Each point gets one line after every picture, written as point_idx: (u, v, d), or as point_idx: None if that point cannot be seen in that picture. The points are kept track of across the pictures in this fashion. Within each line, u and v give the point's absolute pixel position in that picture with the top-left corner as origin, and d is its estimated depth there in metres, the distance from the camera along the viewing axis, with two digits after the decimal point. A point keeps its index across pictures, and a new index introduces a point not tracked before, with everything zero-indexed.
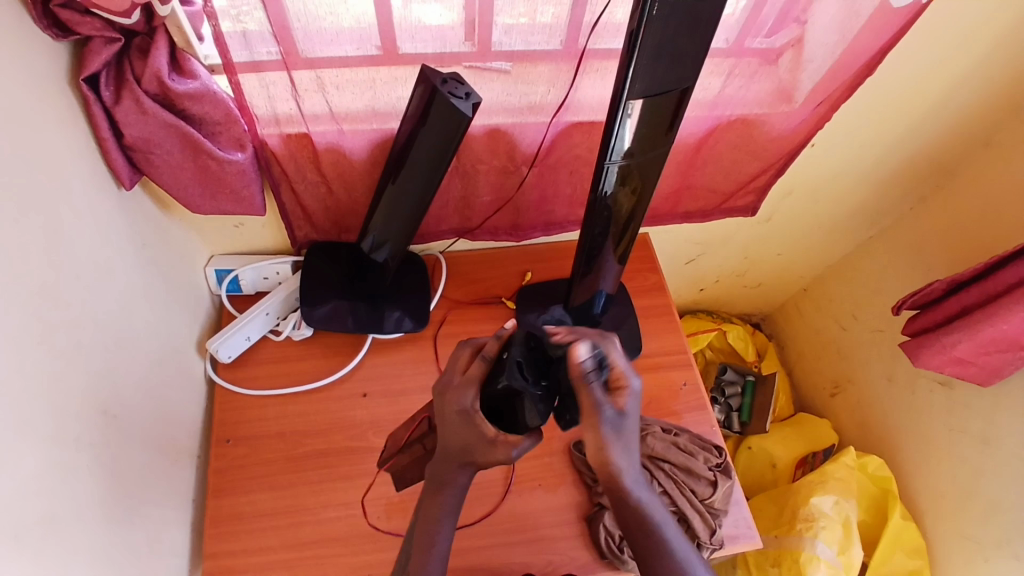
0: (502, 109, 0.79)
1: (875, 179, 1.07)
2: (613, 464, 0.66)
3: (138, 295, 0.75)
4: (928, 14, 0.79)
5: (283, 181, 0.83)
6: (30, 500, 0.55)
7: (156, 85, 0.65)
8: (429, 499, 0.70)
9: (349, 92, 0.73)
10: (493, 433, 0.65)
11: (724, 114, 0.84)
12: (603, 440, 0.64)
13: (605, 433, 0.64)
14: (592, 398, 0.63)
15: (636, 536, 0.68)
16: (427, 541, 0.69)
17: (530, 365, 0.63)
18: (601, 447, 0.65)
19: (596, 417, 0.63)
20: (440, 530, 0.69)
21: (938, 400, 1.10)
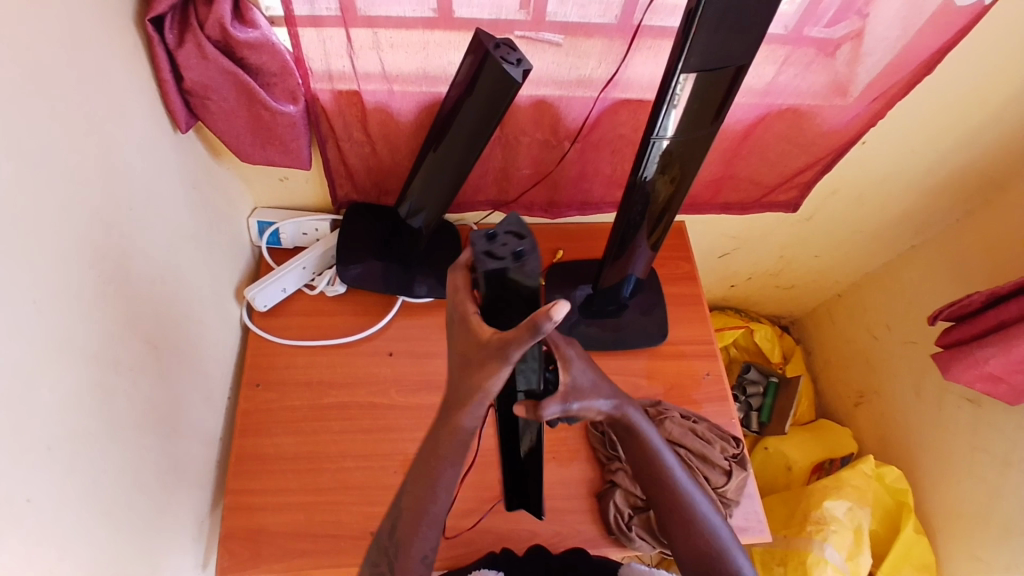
0: (551, 81, 0.79)
1: (924, 186, 1.04)
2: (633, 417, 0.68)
3: (183, 235, 0.78)
4: (998, 16, 0.76)
5: (329, 137, 0.85)
6: (71, 414, 0.58)
7: (218, 32, 0.67)
8: (423, 469, 0.59)
9: (402, 52, 0.74)
10: (484, 335, 0.48)
11: (775, 103, 0.83)
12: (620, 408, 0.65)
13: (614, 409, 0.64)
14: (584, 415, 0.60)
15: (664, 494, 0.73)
16: (420, 510, 0.61)
17: (505, 243, 0.45)
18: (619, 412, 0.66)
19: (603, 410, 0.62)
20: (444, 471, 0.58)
21: (964, 417, 1.07)
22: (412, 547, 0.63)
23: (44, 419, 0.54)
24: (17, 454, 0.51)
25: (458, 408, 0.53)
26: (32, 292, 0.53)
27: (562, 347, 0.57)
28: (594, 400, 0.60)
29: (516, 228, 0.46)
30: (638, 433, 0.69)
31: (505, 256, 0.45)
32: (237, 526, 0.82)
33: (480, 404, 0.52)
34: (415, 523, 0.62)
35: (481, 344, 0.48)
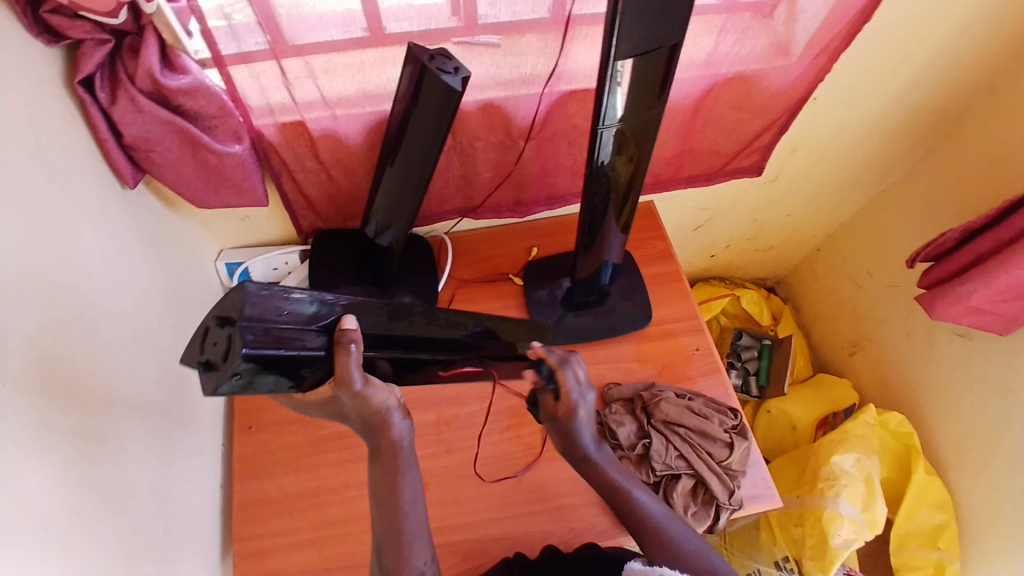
0: (494, 82, 0.78)
1: (883, 131, 1.04)
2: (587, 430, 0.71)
3: (150, 293, 0.78)
4: None
5: (283, 171, 0.84)
6: (59, 489, 0.57)
7: (149, 84, 0.66)
8: (384, 489, 0.62)
9: (339, 76, 0.73)
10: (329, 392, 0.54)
11: (720, 72, 0.82)
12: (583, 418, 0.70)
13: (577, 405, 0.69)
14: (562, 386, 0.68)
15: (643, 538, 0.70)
16: (395, 533, 0.63)
17: (213, 345, 0.45)
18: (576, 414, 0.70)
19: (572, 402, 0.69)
20: (401, 481, 0.62)
21: (956, 350, 1.08)
22: (406, 566, 0.64)
23: (31, 501, 0.54)
24: (11, 541, 0.51)
25: (380, 432, 0.59)
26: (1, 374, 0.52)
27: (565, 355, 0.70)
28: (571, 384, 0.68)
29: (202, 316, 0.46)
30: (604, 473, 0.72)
31: (225, 334, 0.45)
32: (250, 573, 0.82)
33: (391, 414, 0.58)
34: (397, 544, 0.64)
35: (338, 398, 0.54)
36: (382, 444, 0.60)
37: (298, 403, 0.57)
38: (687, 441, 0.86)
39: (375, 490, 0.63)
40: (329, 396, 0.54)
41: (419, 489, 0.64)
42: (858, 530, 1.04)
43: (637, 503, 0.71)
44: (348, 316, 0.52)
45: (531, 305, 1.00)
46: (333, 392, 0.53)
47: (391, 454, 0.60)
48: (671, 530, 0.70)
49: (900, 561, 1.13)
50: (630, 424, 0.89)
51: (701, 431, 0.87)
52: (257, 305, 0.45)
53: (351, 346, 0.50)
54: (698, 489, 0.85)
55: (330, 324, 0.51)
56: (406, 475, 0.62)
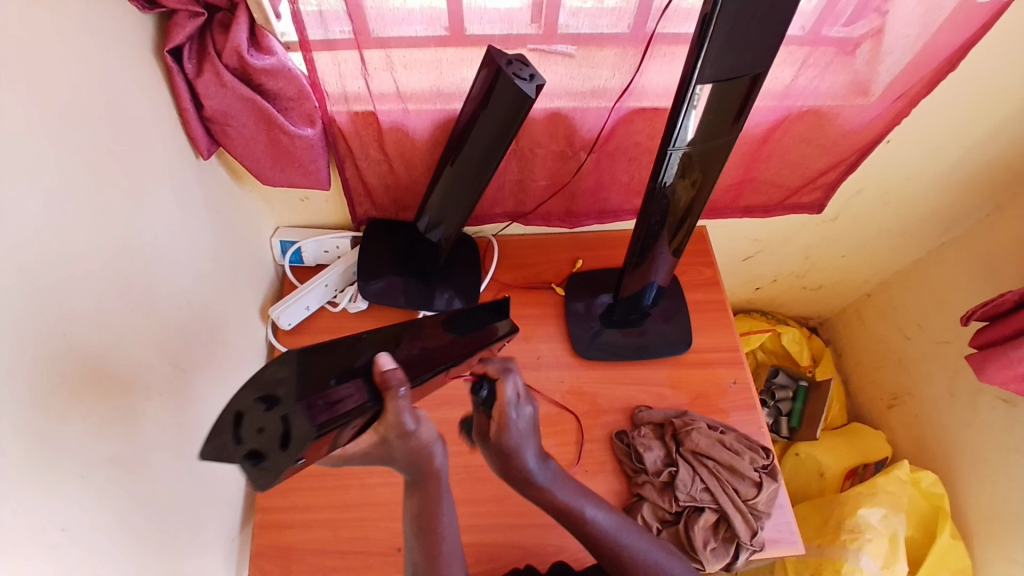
0: (564, 93, 0.79)
1: (954, 183, 1.00)
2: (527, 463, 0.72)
3: (208, 259, 0.81)
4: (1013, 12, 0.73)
5: (347, 157, 0.85)
6: (103, 438, 0.60)
7: (235, 60, 0.68)
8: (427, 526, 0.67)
9: (416, 72, 0.74)
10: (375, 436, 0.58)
11: (795, 105, 0.81)
12: (521, 441, 0.71)
13: (518, 427, 0.71)
14: (505, 399, 0.70)
15: (606, 554, 0.73)
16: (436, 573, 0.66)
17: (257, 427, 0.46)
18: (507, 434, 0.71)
19: (507, 420, 0.70)
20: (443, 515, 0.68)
21: (1000, 417, 1.03)
22: None
23: (76, 446, 0.56)
24: (51, 481, 0.53)
25: (426, 464, 0.65)
26: (64, 321, 0.55)
27: (506, 370, 0.71)
28: (518, 397, 0.71)
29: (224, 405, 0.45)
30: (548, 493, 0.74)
31: (272, 419, 0.46)
32: (266, 544, 0.84)
33: (436, 447, 0.64)
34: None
35: (386, 440, 0.59)
36: (428, 473, 0.66)
37: (344, 457, 0.61)
38: (714, 474, 0.85)
39: (415, 529, 0.68)
40: (378, 440, 0.59)
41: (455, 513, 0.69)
42: None
43: (588, 518, 0.73)
44: (382, 354, 0.54)
45: (570, 316, 1.00)
46: (381, 434, 0.58)
47: (431, 479, 0.66)
48: (634, 546, 0.73)
49: None
50: (657, 449, 0.88)
51: (730, 466, 0.85)
52: (296, 377, 0.48)
53: (400, 390, 0.53)
54: (720, 525, 0.84)
55: (365, 372, 0.54)
56: (444, 499, 0.67)
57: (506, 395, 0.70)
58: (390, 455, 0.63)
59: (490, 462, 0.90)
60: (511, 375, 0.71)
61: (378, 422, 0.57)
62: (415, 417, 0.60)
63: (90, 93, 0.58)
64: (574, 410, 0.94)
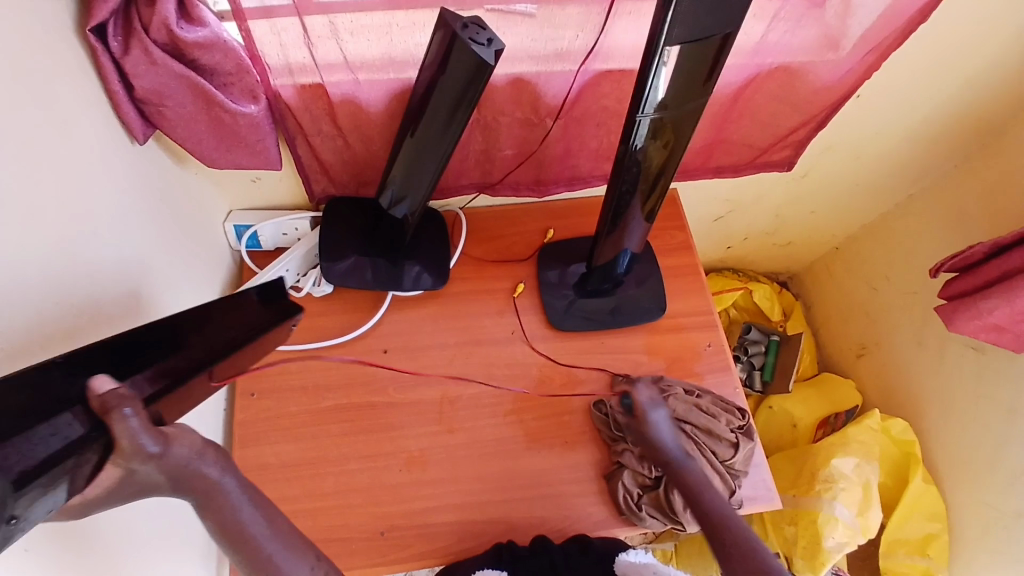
0: (527, 56, 0.74)
1: (925, 135, 0.99)
2: (669, 450, 0.79)
3: (157, 251, 0.75)
4: None
5: (298, 134, 0.80)
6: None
7: (164, 35, 0.62)
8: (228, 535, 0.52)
9: (364, 38, 0.69)
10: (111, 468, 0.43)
11: (765, 62, 0.78)
12: (655, 436, 0.80)
13: (661, 429, 0.81)
14: (638, 399, 0.84)
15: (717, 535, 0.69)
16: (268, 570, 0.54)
17: None
18: (651, 429, 0.81)
19: (647, 415, 0.82)
20: (243, 518, 0.53)
21: (968, 364, 1.06)
22: None
23: None
24: None
25: (194, 475, 0.49)
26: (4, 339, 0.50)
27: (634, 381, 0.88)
28: (653, 404, 0.84)
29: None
30: (684, 478, 0.76)
31: None
32: None
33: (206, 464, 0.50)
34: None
35: (132, 472, 0.45)
36: (206, 503, 0.50)
37: (85, 504, 0.45)
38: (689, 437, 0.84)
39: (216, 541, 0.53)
40: (118, 475, 0.44)
41: (273, 513, 0.55)
42: (852, 534, 1.05)
43: (708, 499, 0.73)
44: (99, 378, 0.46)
45: (543, 287, 0.98)
46: (122, 467, 0.44)
47: (216, 502, 0.51)
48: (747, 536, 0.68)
49: (889, 566, 1.14)
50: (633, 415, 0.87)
51: (704, 427, 0.85)
52: None
53: (125, 410, 0.44)
54: None
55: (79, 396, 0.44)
56: (247, 513, 0.53)
57: (640, 399, 0.84)
58: (148, 488, 0.47)
59: (469, 442, 0.88)
60: (640, 389, 0.86)
61: (113, 451, 0.43)
62: (159, 435, 0.46)
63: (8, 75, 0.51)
64: (552, 382, 0.93)
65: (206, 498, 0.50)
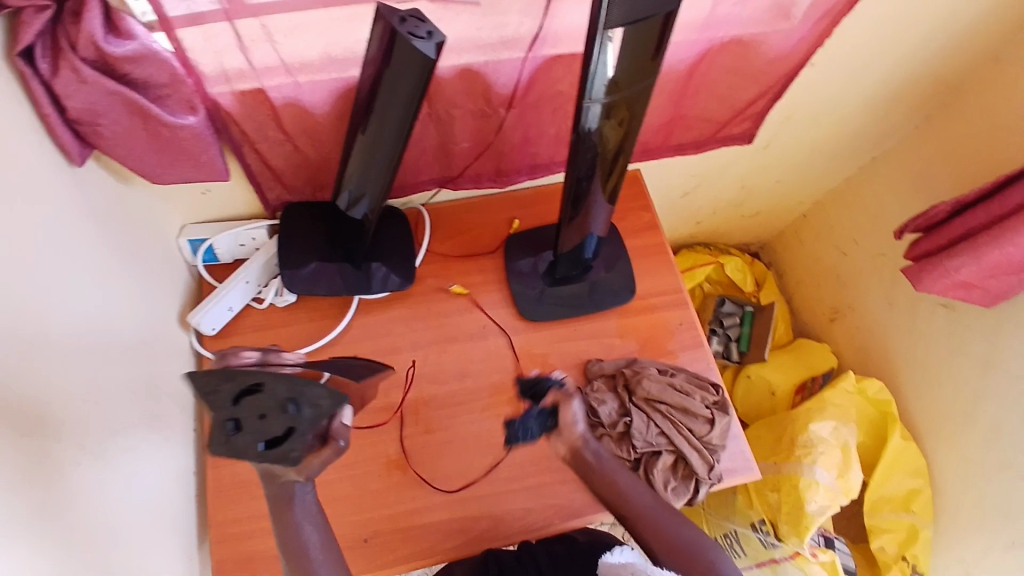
0: (473, 46, 0.72)
1: (882, 97, 0.99)
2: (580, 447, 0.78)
3: (107, 274, 0.73)
4: None
5: (245, 142, 0.77)
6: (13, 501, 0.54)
7: (93, 51, 0.59)
8: (282, 525, 0.66)
9: (302, 38, 0.66)
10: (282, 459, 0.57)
11: (717, 36, 0.76)
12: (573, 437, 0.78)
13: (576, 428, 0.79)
14: (562, 399, 0.80)
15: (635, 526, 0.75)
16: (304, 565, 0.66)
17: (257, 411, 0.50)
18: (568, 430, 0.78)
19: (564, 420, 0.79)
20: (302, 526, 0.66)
21: (940, 322, 1.08)
22: None
23: None
24: None
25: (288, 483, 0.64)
26: None
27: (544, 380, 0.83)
28: (570, 406, 0.79)
29: (282, 380, 0.50)
30: (599, 474, 0.77)
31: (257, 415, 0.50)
32: (228, 557, 0.81)
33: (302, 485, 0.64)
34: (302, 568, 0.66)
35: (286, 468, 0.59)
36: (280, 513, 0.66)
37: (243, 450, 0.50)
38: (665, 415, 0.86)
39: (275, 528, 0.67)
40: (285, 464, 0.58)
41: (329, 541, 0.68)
42: (833, 496, 1.06)
43: (625, 495, 0.76)
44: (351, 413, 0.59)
45: (513, 276, 0.97)
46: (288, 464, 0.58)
47: (288, 508, 0.65)
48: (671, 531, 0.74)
49: (873, 524, 1.15)
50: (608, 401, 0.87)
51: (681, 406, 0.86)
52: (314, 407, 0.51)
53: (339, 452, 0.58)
54: (678, 464, 0.85)
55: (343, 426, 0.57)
56: (307, 531, 0.66)
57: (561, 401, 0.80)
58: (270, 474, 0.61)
59: (448, 441, 0.88)
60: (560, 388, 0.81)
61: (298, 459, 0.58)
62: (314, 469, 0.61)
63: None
64: (527, 374, 0.92)
65: (283, 500, 0.65)
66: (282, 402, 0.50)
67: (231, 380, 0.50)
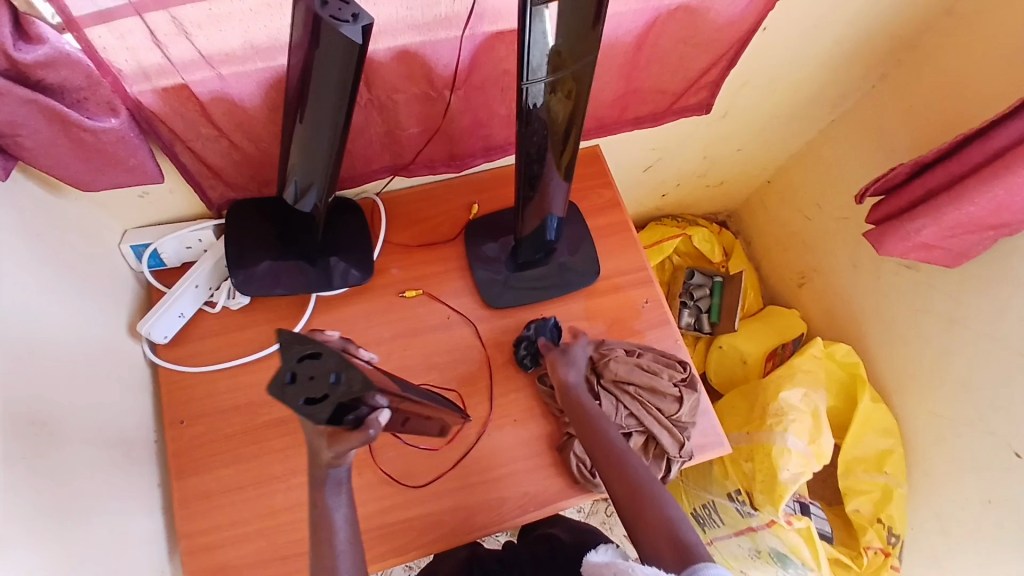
0: (405, 27, 0.68)
1: (838, 57, 0.97)
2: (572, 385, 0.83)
3: (45, 291, 0.69)
4: None
5: (176, 142, 0.73)
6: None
7: (3, 60, 0.55)
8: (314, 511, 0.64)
9: (220, 29, 0.62)
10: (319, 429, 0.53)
11: (662, 4, 0.73)
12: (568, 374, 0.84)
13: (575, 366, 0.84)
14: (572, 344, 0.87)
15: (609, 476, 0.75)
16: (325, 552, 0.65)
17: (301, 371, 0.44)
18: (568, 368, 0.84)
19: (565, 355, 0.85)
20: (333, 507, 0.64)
21: (904, 282, 1.08)
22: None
23: None
24: None
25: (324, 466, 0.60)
26: None
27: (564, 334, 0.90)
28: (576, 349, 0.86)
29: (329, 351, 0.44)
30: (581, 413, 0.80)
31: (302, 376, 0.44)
32: (200, 570, 0.79)
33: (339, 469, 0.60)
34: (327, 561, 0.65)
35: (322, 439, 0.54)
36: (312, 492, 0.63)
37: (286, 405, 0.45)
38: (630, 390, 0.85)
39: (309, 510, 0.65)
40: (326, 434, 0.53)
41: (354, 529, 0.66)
42: (806, 462, 1.07)
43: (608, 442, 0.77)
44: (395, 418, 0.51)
45: (477, 261, 0.95)
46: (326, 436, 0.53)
47: (322, 489, 0.63)
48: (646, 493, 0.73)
49: (849, 485, 1.17)
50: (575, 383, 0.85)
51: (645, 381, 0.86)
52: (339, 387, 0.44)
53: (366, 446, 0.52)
54: (649, 444, 0.85)
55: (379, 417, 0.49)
56: (339, 513, 0.64)
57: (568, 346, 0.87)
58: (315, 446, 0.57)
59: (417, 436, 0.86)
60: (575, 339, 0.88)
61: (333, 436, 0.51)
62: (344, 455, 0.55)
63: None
64: (494, 362, 0.91)
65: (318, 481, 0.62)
66: (328, 374, 0.44)
67: (300, 338, 0.44)
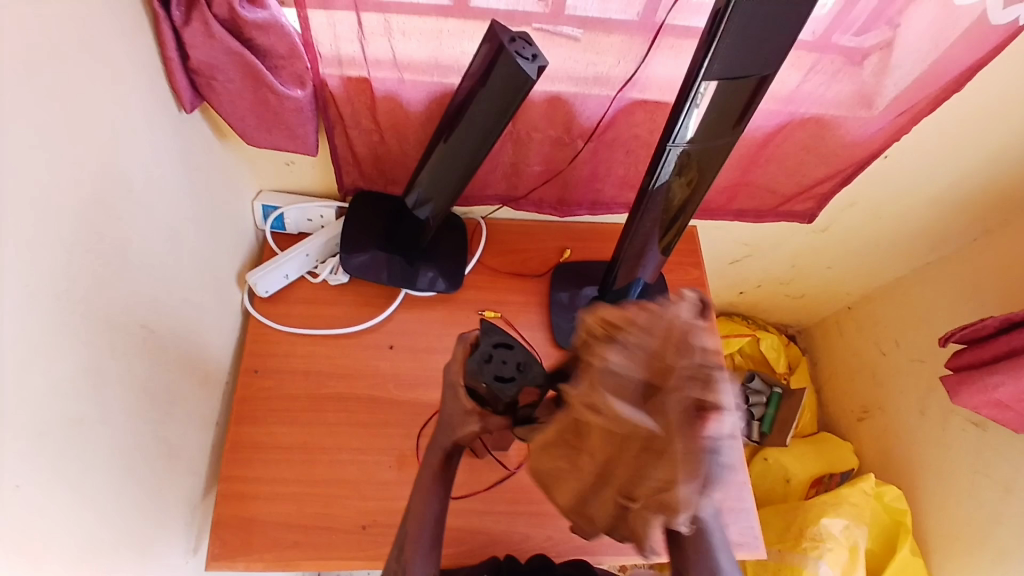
0: (566, 77, 0.76)
1: (946, 202, 1.00)
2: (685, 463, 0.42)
3: (184, 217, 0.77)
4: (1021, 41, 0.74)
5: (338, 125, 0.83)
6: (48, 406, 0.55)
7: (226, 12, 0.65)
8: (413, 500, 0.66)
9: (414, 40, 0.71)
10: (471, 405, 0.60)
11: (798, 111, 0.79)
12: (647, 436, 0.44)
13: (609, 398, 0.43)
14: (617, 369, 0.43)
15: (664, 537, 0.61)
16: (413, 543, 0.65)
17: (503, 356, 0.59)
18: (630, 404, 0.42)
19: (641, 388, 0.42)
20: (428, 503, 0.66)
21: (968, 440, 1.05)
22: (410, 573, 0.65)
23: (30, 410, 0.53)
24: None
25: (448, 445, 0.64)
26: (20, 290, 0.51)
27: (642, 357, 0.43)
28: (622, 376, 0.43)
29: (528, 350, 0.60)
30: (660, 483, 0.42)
31: (505, 364, 0.58)
32: (227, 514, 0.82)
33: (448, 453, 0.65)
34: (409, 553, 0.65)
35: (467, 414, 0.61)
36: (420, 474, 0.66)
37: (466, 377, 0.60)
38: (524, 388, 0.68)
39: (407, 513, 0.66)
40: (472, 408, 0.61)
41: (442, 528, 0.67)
42: None
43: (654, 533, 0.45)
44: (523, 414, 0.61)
45: (552, 308, 0.98)
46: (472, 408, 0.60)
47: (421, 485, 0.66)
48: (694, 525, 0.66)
49: None
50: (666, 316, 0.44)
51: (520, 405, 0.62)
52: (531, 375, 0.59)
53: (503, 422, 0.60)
54: None
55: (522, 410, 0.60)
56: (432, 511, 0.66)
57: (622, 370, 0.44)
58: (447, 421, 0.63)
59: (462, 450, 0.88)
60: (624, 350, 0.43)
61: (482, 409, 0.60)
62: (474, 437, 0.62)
63: (54, 22, 0.52)
64: None
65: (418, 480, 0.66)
66: (519, 362, 0.59)
67: (498, 331, 0.61)
